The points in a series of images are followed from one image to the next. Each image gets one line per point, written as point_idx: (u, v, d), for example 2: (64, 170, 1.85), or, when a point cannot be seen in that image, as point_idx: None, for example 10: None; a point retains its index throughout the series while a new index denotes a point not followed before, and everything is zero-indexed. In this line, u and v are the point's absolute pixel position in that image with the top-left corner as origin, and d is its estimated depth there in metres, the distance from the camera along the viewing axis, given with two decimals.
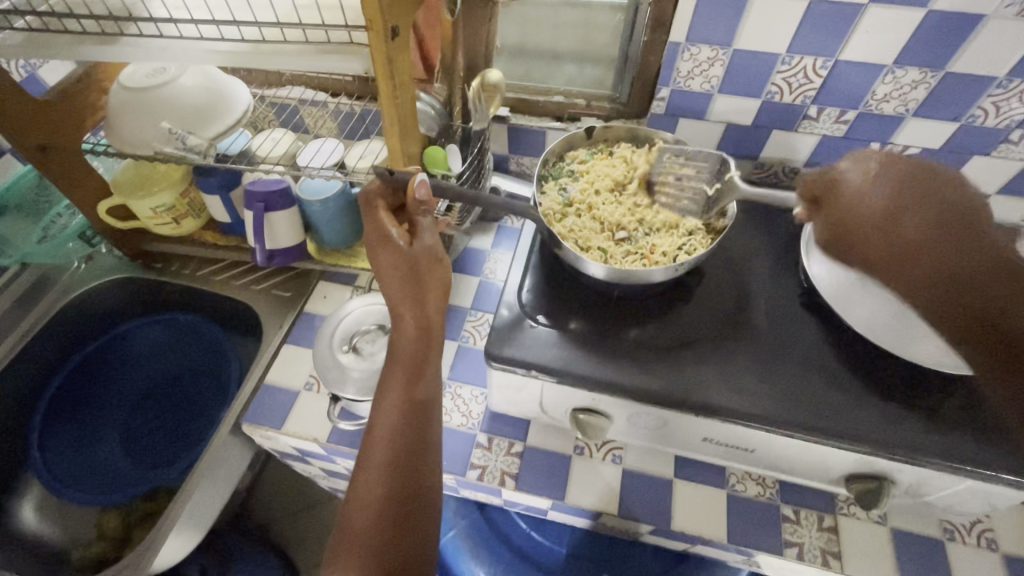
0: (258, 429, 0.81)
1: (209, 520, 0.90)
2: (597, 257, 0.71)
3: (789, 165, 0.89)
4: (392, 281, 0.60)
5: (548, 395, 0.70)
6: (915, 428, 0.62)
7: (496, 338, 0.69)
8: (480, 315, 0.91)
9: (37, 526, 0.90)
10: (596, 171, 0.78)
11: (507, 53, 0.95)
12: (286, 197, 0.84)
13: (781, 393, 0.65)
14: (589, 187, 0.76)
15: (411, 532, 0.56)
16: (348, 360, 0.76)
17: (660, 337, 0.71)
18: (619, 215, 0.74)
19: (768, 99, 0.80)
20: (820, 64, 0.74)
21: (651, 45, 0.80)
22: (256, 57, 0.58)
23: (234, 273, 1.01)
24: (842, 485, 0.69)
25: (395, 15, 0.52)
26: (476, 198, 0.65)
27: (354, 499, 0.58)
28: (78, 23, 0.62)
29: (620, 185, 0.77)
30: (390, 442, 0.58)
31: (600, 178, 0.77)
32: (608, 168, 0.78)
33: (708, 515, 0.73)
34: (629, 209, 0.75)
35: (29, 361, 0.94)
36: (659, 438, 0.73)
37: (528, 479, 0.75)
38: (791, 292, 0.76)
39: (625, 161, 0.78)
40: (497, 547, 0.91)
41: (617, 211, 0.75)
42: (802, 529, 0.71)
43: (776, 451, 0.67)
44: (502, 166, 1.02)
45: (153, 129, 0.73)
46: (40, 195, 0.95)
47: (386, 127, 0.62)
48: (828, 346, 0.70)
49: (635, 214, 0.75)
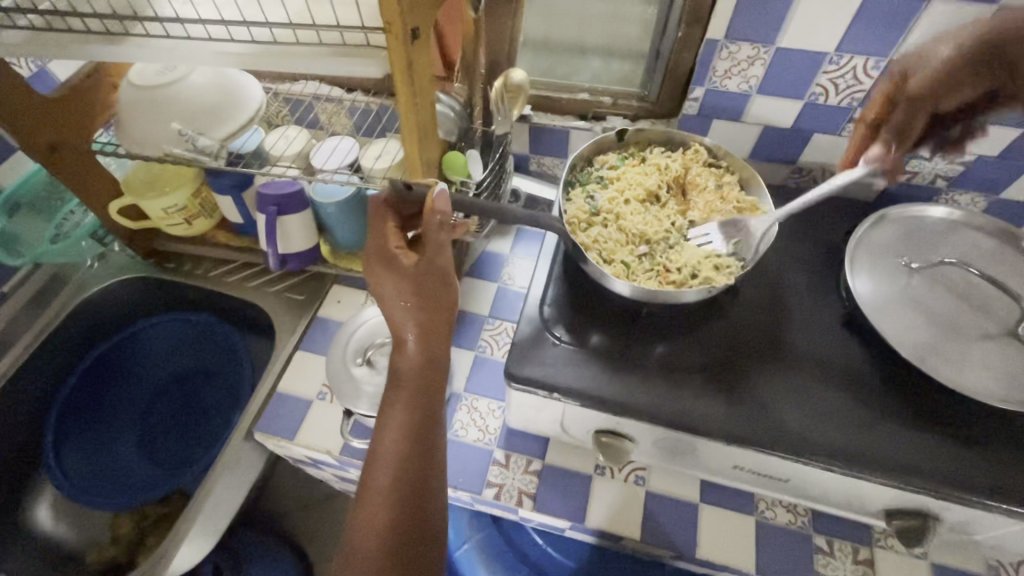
0: (270, 439, 0.79)
1: (221, 528, 0.89)
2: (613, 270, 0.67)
3: (830, 170, 0.84)
4: (399, 300, 0.56)
5: (570, 416, 0.67)
6: (966, 464, 0.58)
7: (515, 356, 0.65)
8: (497, 323, 0.87)
9: (53, 527, 0.91)
10: (628, 178, 0.73)
11: (531, 47, 0.90)
12: (299, 200, 0.81)
13: (817, 420, 0.61)
14: (617, 194, 0.72)
15: (416, 562, 0.53)
16: (362, 373, 0.74)
17: (688, 358, 0.67)
18: (647, 226, 0.70)
19: (811, 101, 0.75)
20: (872, 64, 0.68)
21: (685, 42, 0.75)
22: (268, 59, 0.54)
23: (247, 274, 0.99)
24: (882, 519, 0.65)
25: (416, 16, 0.48)
26: (496, 210, 0.61)
27: (357, 521, 0.54)
28: (82, 21, 0.58)
29: (650, 194, 0.72)
30: (393, 468, 0.55)
31: (630, 185, 0.72)
32: (640, 175, 0.73)
33: (736, 544, 0.69)
34: (657, 221, 0.71)
35: (44, 362, 0.93)
36: (686, 462, 0.69)
37: (547, 500, 0.73)
38: (831, 311, 0.71)
39: (659, 169, 0.73)
40: (513, 562, 0.89)
41: (643, 220, 0.70)
42: (835, 561, 0.68)
43: (812, 482, 0.63)
44: (522, 166, 0.98)
45: (164, 130, 0.70)
46: (52, 194, 0.93)
47: (403, 134, 0.58)
48: (872, 371, 0.65)
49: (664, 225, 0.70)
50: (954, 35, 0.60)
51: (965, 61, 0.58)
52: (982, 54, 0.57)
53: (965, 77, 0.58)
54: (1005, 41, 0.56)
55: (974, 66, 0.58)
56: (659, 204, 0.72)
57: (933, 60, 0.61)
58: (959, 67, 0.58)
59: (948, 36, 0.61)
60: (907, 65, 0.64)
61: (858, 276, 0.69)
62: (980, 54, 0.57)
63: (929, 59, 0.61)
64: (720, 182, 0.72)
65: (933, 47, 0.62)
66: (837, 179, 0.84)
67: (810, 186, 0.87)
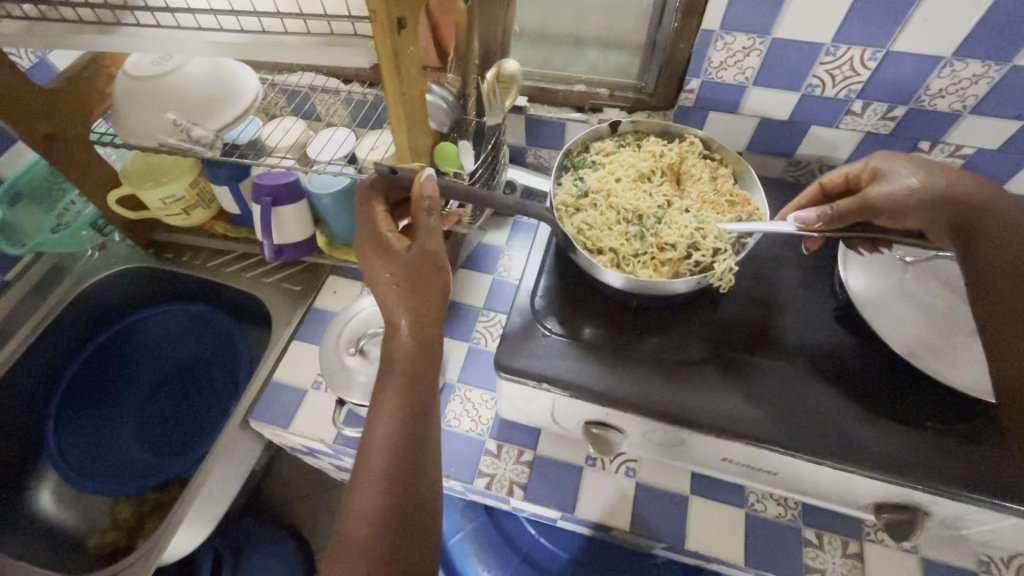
0: (265, 427, 0.80)
1: (219, 513, 0.90)
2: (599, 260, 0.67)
3: (827, 163, 0.83)
4: (391, 286, 0.56)
5: (560, 407, 0.67)
6: (956, 459, 0.58)
7: (506, 347, 0.66)
8: (492, 315, 0.88)
9: (54, 511, 0.92)
10: (621, 161, 0.72)
11: (527, 39, 0.90)
12: (295, 190, 0.81)
13: (807, 412, 0.61)
14: (609, 175, 0.71)
15: (412, 544, 0.52)
16: (354, 363, 0.75)
17: (680, 351, 0.67)
18: (638, 204, 0.68)
19: (808, 93, 0.74)
20: (869, 54, 0.67)
21: (681, 32, 0.74)
22: (257, 48, 0.55)
23: (245, 265, 1.00)
24: (871, 512, 0.65)
25: (402, 7, 0.48)
26: (485, 198, 0.61)
27: (349, 508, 0.53)
28: (74, 11, 0.59)
29: (640, 177, 0.71)
30: (386, 452, 0.54)
31: (623, 170, 0.71)
32: (633, 161, 0.72)
33: (725, 536, 0.70)
34: (649, 199, 0.69)
35: (46, 349, 0.95)
36: (675, 453, 0.69)
37: (537, 490, 0.73)
38: (824, 305, 0.71)
39: (651, 156, 0.73)
40: (506, 552, 0.90)
41: (635, 198, 0.69)
42: (824, 554, 0.68)
43: (801, 475, 0.63)
44: (519, 158, 0.98)
45: (159, 120, 0.70)
46: (53, 184, 0.92)
47: (392, 124, 0.58)
48: (863, 364, 0.65)
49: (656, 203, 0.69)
50: (919, 168, 0.64)
51: (915, 197, 0.62)
52: (929, 201, 0.61)
53: (909, 208, 0.62)
54: (949, 196, 0.60)
55: (918, 209, 0.62)
56: (652, 185, 0.71)
57: (897, 182, 0.63)
58: (912, 201, 0.62)
59: (914, 165, 0.64)
60: (880, 167, 0.66)
61: (850, 270, 0.69)
62: (928, 196, 0.61)
63: (894, 177, 0.64)
64: (715, 173, 0.72)
65: (900, 168, 0.64)
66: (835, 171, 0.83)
67: (807, 180, 0.87)
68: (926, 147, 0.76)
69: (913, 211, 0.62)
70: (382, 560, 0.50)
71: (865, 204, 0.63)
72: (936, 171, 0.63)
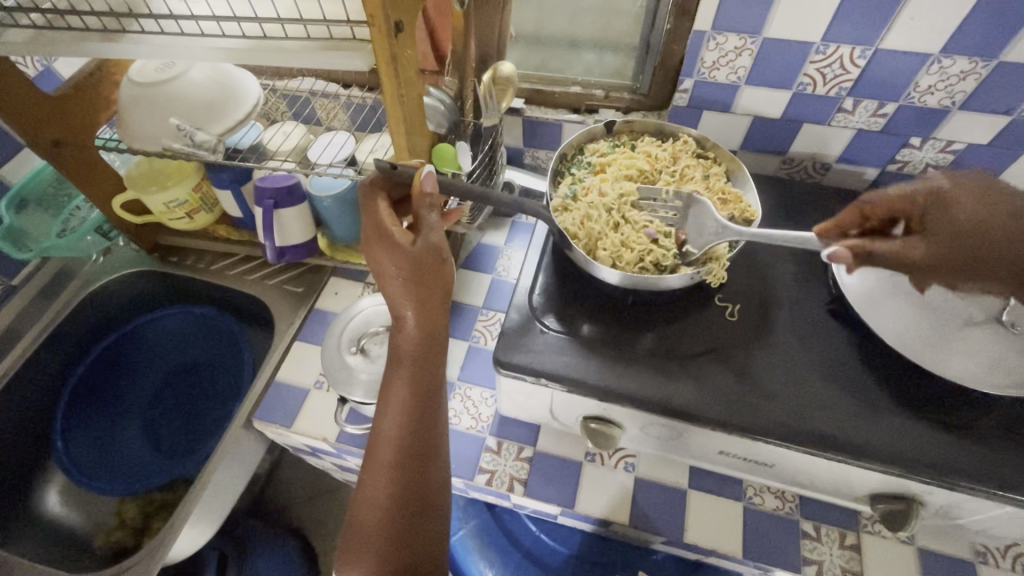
0: (269, 427, 0.81)
1: (222, 514, 0.91)
2: (587, 248, 0.69)
3: (821, 161, 0.84)
4: (395, 280, 0.57)
5: (558, 402, 0.68)
6: (948, 448, 0.58)
7: (503, 343, 0.67)
8: (490, 314, 0.89)
9: (60, 512, 0.94)
10: (619, 162, 0.73)
11: (523, 41, 0.92)
12: (296, 193, 0.82)
13: (801, 401, 0.63)
14: (596, 182, 0.71)
15: (423, 529, 0.54)
16: (355, 361, 0.76)
17: (679, 346, 0.67)
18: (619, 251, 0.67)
19: (800, 91, 0.75)
20: (859, 53, 0.69)
21: (674, 33, 0.76)
22: (257, 52, 0.56)
23: (248, 267, 1.02)
24: (867, 503, 0.66)
25: (399, 11, 0.49)
26: (482, 196, 0.62)
27: (361, 496, 0.55)
28: (80, 19, 0.60)
29: (630, 217, 0.68)
30: (395, 445, 0.56)
31: (600, 198, 0.69)
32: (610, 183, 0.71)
33: (724, 528, 0.70)
34: (640, 244, 0.66)
35: (52, 353, 0.96)
36: (671, 447, 0.70)
37: (537, 485, 0.74)
38: (817, 298, 0.72)
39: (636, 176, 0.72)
40: (507, 548, 0.92)
41: (623, 249, 0.67)
42: (822, 546, 0.69)
43: (797, 467, 0.64)
44: (517, 159, 0.99)
45: (162, 126, 0.71)
46: (59, 189, 0.95)
47: (392, 127, 0.60)
48: (857, 358, 0.66)
49: (639, 252, 0.66)
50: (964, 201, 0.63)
51: (967, 234, 0.62)
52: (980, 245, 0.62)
53: (966, 251, 0.62)
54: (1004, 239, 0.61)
55: (982, 245, 0.62)
56: (647, 228, 0.67)
57: (946, 222, 0.62)
58: (959, 240, 0.62)
59: (964, 196, 0.63)
60: (928, 197, 0.63)
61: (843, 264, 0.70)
62: (983, 233, 0.62)
63: (944, 213, 0.62)
64: (708, 172, 0.73)
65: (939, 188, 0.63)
66: (828, 168, 0.84)
67: (801, 177, 0.88)
68: (916, 143, 0.77)
69: (972, 252, 0.62)
70: (395, 545, 0.53)
71: (904, 254, 0.62)
72: (984, 203, 0.63)
